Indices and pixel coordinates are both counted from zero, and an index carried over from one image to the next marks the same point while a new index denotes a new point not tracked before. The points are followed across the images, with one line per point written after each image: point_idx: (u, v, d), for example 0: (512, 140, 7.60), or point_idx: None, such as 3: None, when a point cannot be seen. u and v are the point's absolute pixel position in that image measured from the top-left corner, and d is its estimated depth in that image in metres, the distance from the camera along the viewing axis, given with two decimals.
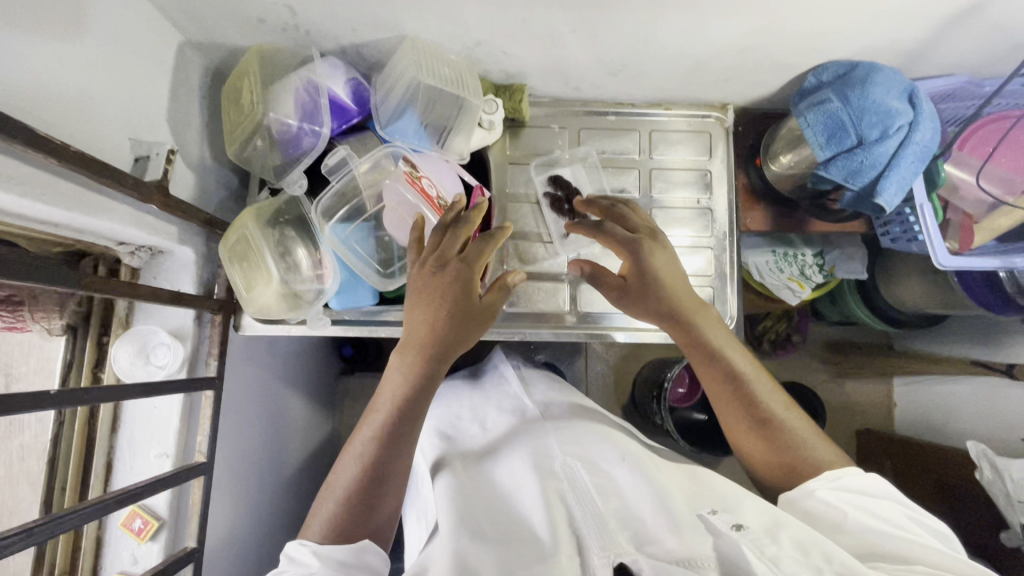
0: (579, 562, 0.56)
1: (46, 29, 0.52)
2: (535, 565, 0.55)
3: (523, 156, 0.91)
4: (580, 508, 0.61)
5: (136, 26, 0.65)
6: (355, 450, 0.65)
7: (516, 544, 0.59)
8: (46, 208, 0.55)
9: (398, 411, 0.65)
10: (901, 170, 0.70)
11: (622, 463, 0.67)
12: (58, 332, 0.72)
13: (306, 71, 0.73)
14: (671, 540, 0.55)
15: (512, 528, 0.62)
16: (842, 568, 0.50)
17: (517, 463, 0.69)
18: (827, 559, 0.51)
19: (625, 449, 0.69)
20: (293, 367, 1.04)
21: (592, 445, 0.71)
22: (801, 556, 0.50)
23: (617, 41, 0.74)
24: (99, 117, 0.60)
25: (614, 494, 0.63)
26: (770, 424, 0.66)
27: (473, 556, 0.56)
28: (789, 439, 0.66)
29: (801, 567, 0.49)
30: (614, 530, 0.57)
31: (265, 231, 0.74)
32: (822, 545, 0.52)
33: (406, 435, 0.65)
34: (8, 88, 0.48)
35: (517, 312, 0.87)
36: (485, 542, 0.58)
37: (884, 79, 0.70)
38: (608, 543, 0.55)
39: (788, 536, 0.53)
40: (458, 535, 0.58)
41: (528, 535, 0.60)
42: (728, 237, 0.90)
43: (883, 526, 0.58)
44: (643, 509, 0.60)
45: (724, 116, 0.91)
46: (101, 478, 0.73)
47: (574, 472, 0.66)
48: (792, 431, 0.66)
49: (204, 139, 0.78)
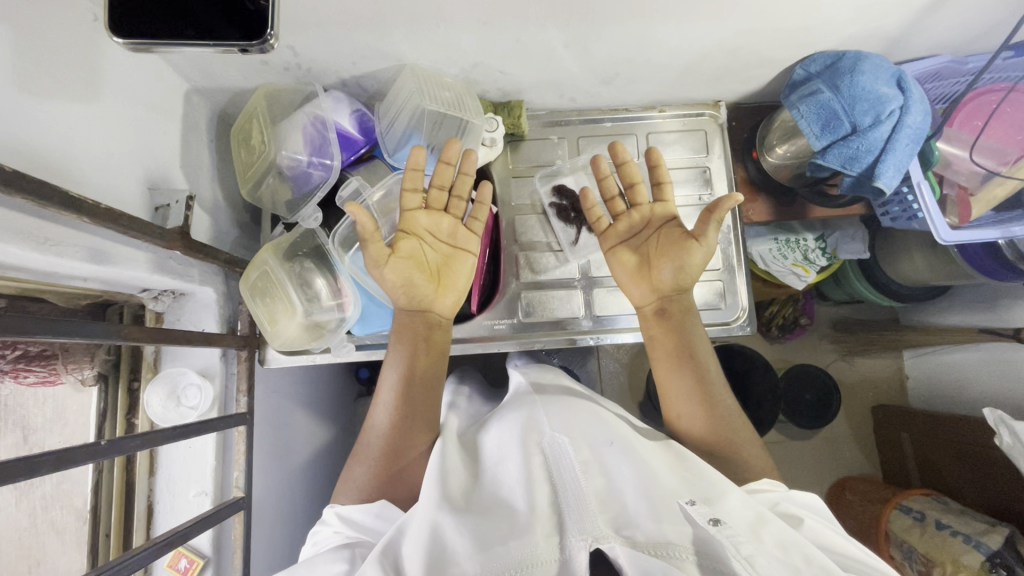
0: (557, 542, 0.55)
1: (61, 91, 0.53)
2: (511, 541, 0.54)
3: (526, 169, 0.93)
4: (566, 488, 0.60)
5: (146, 80, 0.67)
6: (383, 399, 0.72)
7: (494, 516, 0.58)
8: (78, 263, 0.56)
9: (421, 364, 0.73)
10: (897, 154, 0.72)
11: (611, 447, 0.63)
12: (90, 382, 0.74)
13: (312, 107, 0.76)
14: (649, 524, 0.55)
15: (491, 501, 0.61)
16: (821, 569, 0.50)
17: (505, 434, 0.68)
18: (806, 559, 0.50)
19: (616, 430, 0.66)
20: (315, 395, 1.06)
21: (585, 424, 0.68)
22: (782, 555, 0.50)
23: (611, 50, 0.76)
24: (119, 170, 0.61)
25: (599, 473, 0.62)
26: (705, 388, 0.73)
27: (448, 529, 0.56)
28: (723, 415, 0.71)
29: (779, 566, 0.49)
30: (594, 510, 0.57)
31: (285, 265, 0.78)
32: (803, 545, 0.52)
33: (429, 384, 0.73)
34: (33, 154, 0.50)
35: (532, 321, 0.88)
36: (464, 514, 0.58)
37: (872, 66, 0.72)
38: (586, 526, 0.55)
39: (770, 535, 0.52)
40: (437, 508, 0.58)
41: (507, 509, 0.59)
42: (732, 230, 0.91)
43: (854, 550, 0.57)
44: (629, 492, 0.58)
45: (717, 113, 0.93)
46: (144, 521, 0.74)
47: (560, 447, 0.64)
48: (726, 412, 0.72)
49: (215, 181, 0.80)
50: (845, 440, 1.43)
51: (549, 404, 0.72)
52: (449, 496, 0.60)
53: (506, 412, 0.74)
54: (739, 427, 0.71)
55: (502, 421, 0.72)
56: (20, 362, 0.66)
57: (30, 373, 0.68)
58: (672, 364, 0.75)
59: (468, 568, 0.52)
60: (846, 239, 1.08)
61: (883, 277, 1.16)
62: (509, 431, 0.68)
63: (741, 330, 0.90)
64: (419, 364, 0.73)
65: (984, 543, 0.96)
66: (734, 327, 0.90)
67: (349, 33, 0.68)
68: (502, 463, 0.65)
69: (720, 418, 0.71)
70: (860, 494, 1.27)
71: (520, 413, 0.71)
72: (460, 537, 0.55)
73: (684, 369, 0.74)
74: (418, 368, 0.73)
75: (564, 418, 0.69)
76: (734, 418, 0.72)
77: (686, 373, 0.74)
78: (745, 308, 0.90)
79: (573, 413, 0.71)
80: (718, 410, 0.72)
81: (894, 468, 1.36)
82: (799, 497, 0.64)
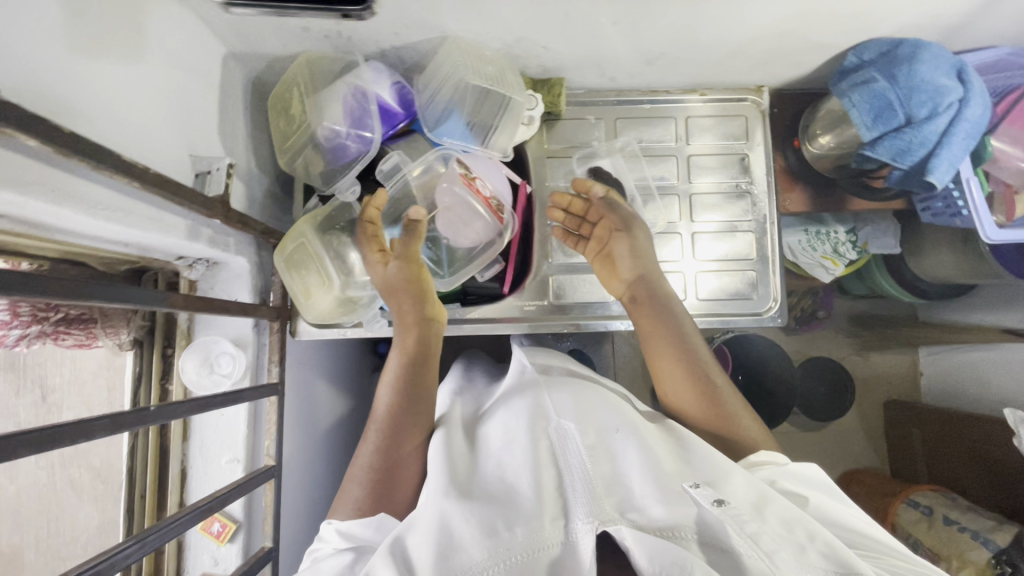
0: (563, 525, 0.55)
1: (109, 53, 0.52)
2: (517, 526, 0.54)
3: (561, 149, 0.91)
4: (572, 472, 0.59)
5: (186, 42, 0.65)
6: (384, 407, 0.70)
7: (499, 500, 0.57)
8: (127, 229, 0.56)
9: (425, 379, 0.72)
10: (952, 147, 0.70)
11: (618, 433, 0.63)
12: (126, 347, 0.74)
13: (352, 78, 0.74)
14: (655, 507, 0.55)
15: (495, 487, 0.59)
16: (825, 545, 0.52)
17: (511, 421, 0.67)
18: (810, 535, 0.52)
19: (622, 416, 0.66)
20: (334, 369, 1.07)
21: (588, 408, 0.67)
22: (785, 533, 0.52)
23: (660, 29, 0.74)
24: (163, 135, 0.60)
25: (605, 458, 0.61)
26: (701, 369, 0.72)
27: (457, 519, 0.55)
28: (719, 396, 0.71)
29: (784, 543, 0.51)
30: (601, 494, 0.57)
31: (321, 237, 0.77)
32: (805, 521, 0.54)
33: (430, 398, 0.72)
34: (84, 117, 0.49)
35: (565, 304, 0.88)
36: (470, 500, 0.57)
37: (932, 56, 0.69)
38: (594, 509, 0.55)
39: (774, 513, 0.54)
40: (444, 497, 0.57)
41: (512, 493, 0.58)
42: (768, 220, 0.90)
43: (854, 524, 0.58)
44: (633, 477, 0.58)
45: (760, 98, 0.91)
46: (178, 486, 0.75)
47: (566, 433, 0.62)
48: (721, 391, 0.71)
49: (250, 150, 0.79)
50: (855, 434, 1.44)
51: (554, 390, 0.71)
52: (455, 482, 0.59)
53: (511, 399, 0.72)
54: (732, 399, 0.71)
55: (507, 408, 0.70)
56: (60, 325, 0.66)
57: (69, 336, 0.68)
58: (657, 349, 0.75)
59: (476, 555, 0.52)
60: (877, 233, 1.08)
61: (909, 273, 1.15)
62: (515, 418, 0.66)
63: (771, 321, 0.89)
64: (423, 377, 0.72)
65: (991, 540, 0.97)
66: (764, 318, 0.88)
67: (395, 2, 0.66)
68: (506, 449, 0.63)
69: (714, 395, 0.71)
70: (868, 487, 1.29)
71: (526, 399, 0.69)
72: (467, 525, 0.54)
73: (673, 353, 0.73)
74: (422, 381, 0.72)
75: (569, 402, 0.68)
76: (726, 393, 0.71)
77: (673, 358, 0.73)
78: (777, 299, 0.89)
79: (580, 396, 0.70)
80: (709, 389, 0.71)
81: (903, 463, 1.37)
82: (797, 469, 0.64)
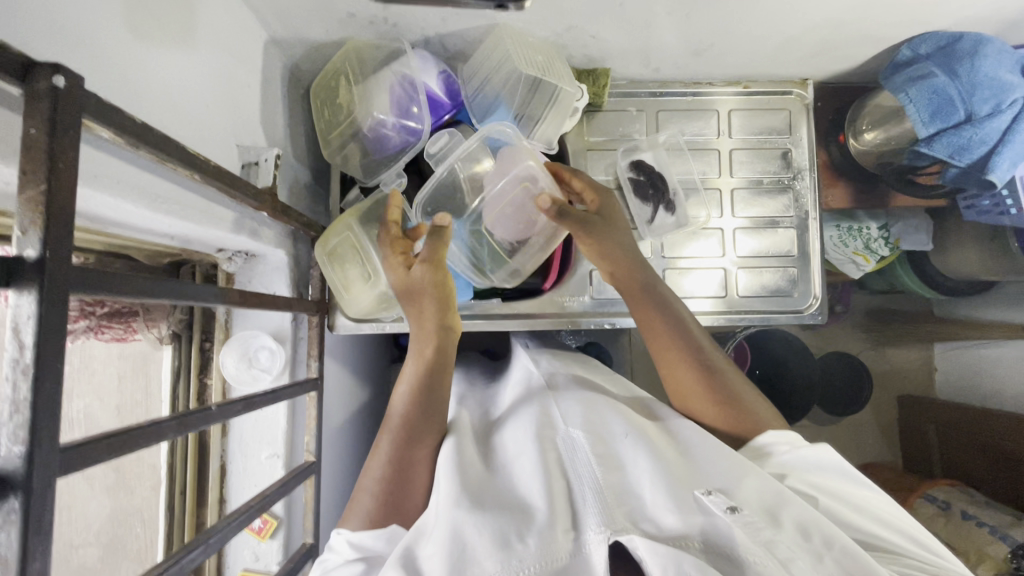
0: (574, 536, 0.50)
1: (163, 37, 0.50)
2: (529, 537, 0.49)
3: (601, 142, 0.90)
4: (581, 481, 0.54)
5: (231, 26, 0.62)
6: (397, 419, 0.64)
7: (511, 511, 0.52)
8: (180, 222, 0.54)
9: (441, 390, 0.66)
10: (1017, 144, 0.69)
11: (624, 439, 0.58)
12: (167, 341, 0.73)
13: (401, 66, 0.72)
14: (670, 517, 0.50)
15: (506, 498, 0.55)
16: (842, 554, 0.49)
17: (520, 431, 0.62)
18: (827, 543, 0.50)
19: (628, 422, 0.61)
20: (358, 362, 1.05)
21: (596, 415, 0.63)
22: (802, 541, 0.50)
23: (714, 19, 0.72)
24: (211, 124, 0.58)
25: (614, 467, 0.56)
26: (707, 363, 0.69)
27: (469, 527, 0.50)
28: (728, 383, 0.68)
29: (799, 552, 0.49)
30: (612, 501, 0.52)
31: (367, 231, 0.76)
32: (822, 524, 0.51)
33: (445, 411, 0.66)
34: (143, 106, 0.47)
35: (605, 299, 0.87)
36: (482, 509, 0.52)
37: (995, 52, 0.68)
38: (607, 518, 0.50)
39: (789, 517, 0.51)
40: (455, 506, 0.52)
41: (523, 506, 0.54)
42: (809, 217, 0.89)
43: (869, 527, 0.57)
44: (644, 485, 0.54)
45: (805, 92, 0.89)
46: (218, 481, 0.75)
47: (574, 442, 0.58)
48: (728, 377, 0.68)
49: (288, 140, 0.77)
50: (870, 429, 1.45)
51: (563, 398, 0.67)
52: (466, 489, 0.54)
53: (518, 409, 0.68)
54: (740, 385, 0.68)
55: (517, 418, 0.66)
56: (105, 319, 0.66)
57: (109, 331, 0.67)
58: (664, 355, 0.70)
59: (489, 568, 0.47)
60: (909, 229, 1.07)
61: (932, 270, 1.13)
62: (522, 427, 0.63)
63: (812, 319, 0.89)
64: (440, 388, 0.66)
65: (1009, 535, 0.96)
66: (806, 315, 0.88)
67: None
68: (518, 461, 0.59)
69: (722, 383, 0.68)
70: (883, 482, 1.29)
71: (533, 408, 0.65)
72: (481, 537, 0.49)
73: (677, 350, 0.69)
74: (438, 391, 0.66)
75: (577, 410, 0.64)
76: (733, 379, 0.68)
77: (677, 354, 0.69)
78: (818, 297, 0.88)
79: (587, 404, 0.65)
80: (718, 382, 0.68)
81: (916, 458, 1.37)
82: (814, 453, 0.61)
